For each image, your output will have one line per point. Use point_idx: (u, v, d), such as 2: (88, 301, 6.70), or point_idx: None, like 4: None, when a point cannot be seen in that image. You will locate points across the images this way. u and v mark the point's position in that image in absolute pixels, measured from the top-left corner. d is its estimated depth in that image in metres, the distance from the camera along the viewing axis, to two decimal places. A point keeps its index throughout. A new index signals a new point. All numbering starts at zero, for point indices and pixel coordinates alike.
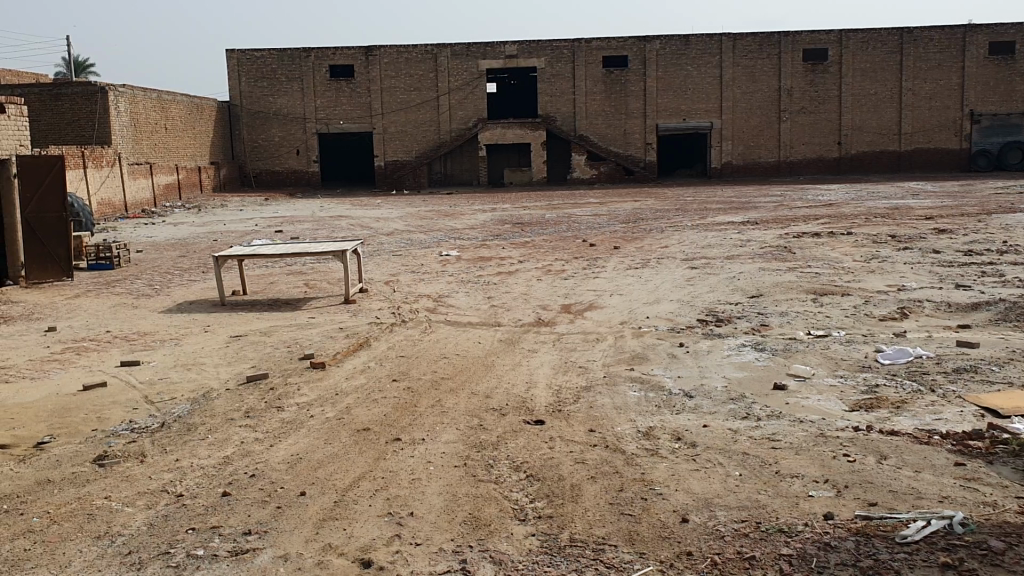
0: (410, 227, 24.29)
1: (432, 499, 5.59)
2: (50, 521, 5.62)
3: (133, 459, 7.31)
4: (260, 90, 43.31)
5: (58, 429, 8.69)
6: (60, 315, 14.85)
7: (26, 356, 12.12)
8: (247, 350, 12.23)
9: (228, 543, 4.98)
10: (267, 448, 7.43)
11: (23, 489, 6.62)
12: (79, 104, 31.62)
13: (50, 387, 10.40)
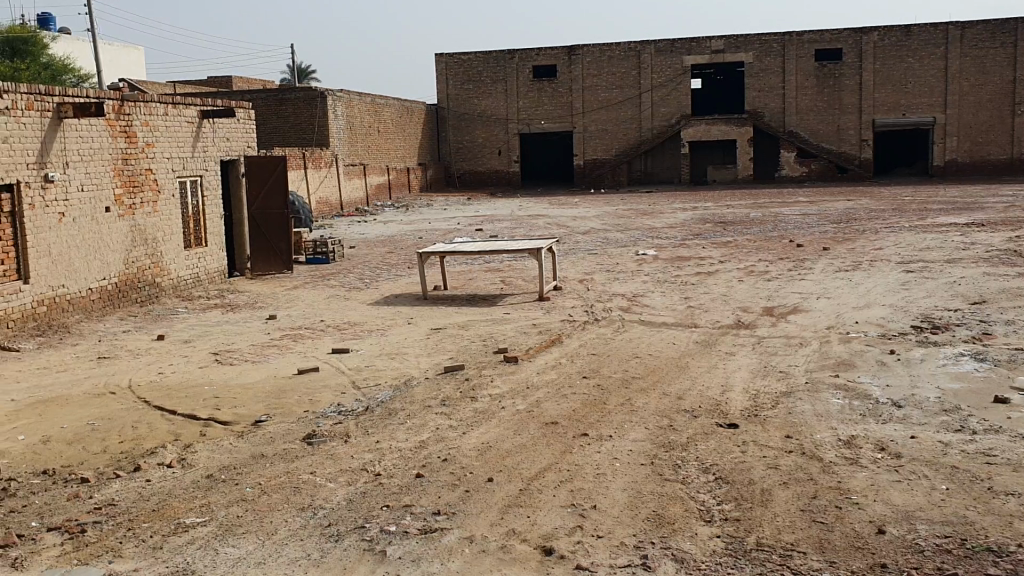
0: (609, 226, 24.30)
1: (615, 494, 5.57)
2: (262, 491, 6.07)
3: (339, 439, 7.77)
4: (466, 92, 44.77)
5: (274, 409, 9.37)
6: (279, 304, 15.97)
7: (249, 341, 13.15)
8: (446, 342, 12.67)
9: (419, 522, 5.18)
10: (460, 435, 7.68)
11: (240, 462, 7.19)
12: (301, 108, 33.86)
13: (269, 371, 11.22)
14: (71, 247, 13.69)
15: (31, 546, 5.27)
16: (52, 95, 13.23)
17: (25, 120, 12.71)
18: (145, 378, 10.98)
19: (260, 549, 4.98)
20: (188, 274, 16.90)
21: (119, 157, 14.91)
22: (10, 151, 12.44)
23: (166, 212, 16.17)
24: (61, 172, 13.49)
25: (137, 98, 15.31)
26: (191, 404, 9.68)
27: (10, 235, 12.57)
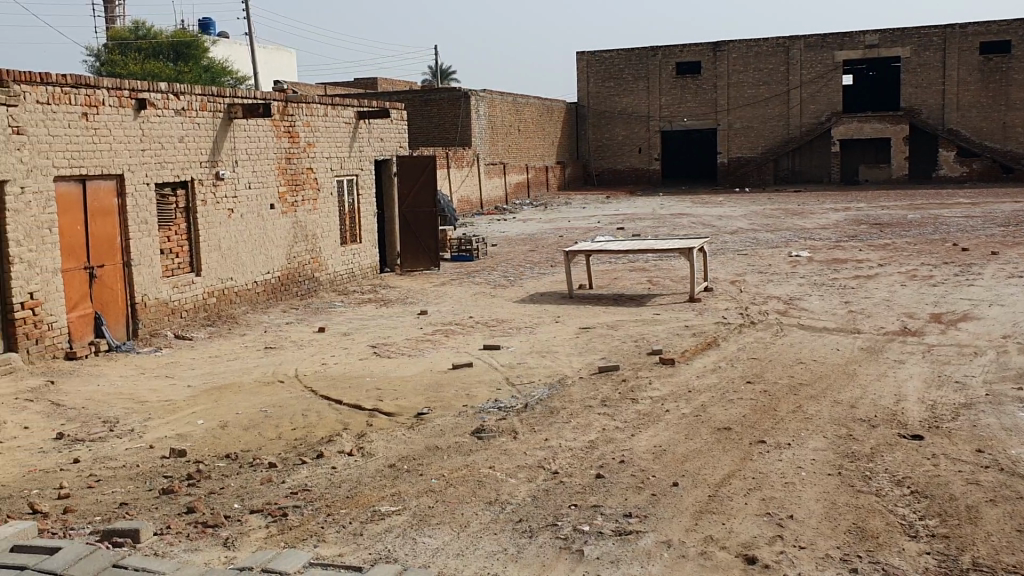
0: (757, 226, 23.73)
1: (810, 505, 5.42)
2: (447, 484, 6.20)
3: (508, 435, 7.84)
4: (607, 89, 44.67)
5: (435, 403, 9.57)
6: (429, 300, 16.31)
7: (403, 335, 13.46)
8: (597, 342, 12.63)
9: (612, 523, 5.19)
10: (629, 436, 7.63)
11: (417, 453, 7.37)
12: (445, 107, 34.54)
13: (425, 365, 11.47)
14: (238, 242, 14.33)
15: (239, 527, 5.53)
16: (224, 97, 13.84)
17: (199, 120, 13.34)
18: (309, 369, 11.36)
19: (457, 541, 5.09)
20: (344, 269, 17.46)
21: (283, 156, 15.50)
22: (186, 149, 13.08)
23: (324, 210, 16.74)
24: (230, 170, 14.11)
25: (299, 99, 15.89)
26: (355, 395, 9.97)
27: (185, 230, 13.27)
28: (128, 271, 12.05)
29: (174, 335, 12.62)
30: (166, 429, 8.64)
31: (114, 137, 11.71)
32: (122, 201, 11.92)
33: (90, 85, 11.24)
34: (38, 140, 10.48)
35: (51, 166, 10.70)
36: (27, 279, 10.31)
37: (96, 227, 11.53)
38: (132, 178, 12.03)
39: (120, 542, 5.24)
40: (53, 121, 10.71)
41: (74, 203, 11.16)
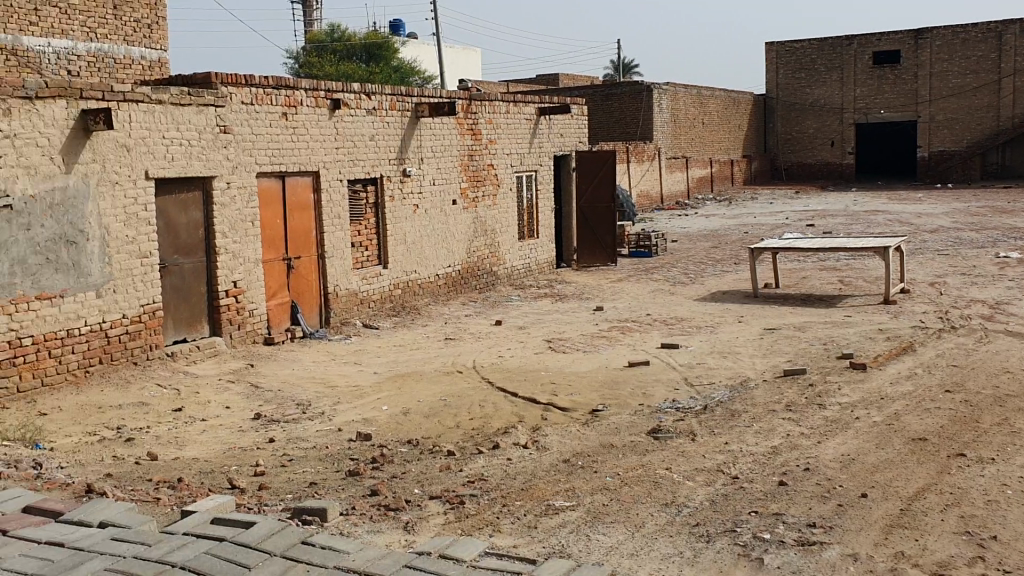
0: (962, 225, 22.17)
1: (1017, 526, 5.01)
2: (623, 482, 6.15)
3: (686, 436, 7.69)
4: (797, 81, 43.12)
5: (611, 400, 9.52)
6: (607, 296, 16.25)
7: (580, 331, 13.47)
8: (781, 344, 12.19)
9: (794, 532, 4.98)
10: (814, 443, 7.31)
11: (592, 450, 7.35)
12: (626, 102, 34.36)
13: (602, 361, 11.42)
14: (422, 237, 14.79)
15: (419, 512, 5.70)
16: (412, 96, 14.30)
17: (388, 119, 13.84)
18: (488, 361, 11.58)
19: (632, 541, 5.03)
20: (522, 264, 17.69)
21: (466, 152, 15.87)
22: (376, 147, 13.60)
23: (504, 205, 17.01)
24: (416, 167, 14.58)
25: (483, 97, 16.19)
26: (531, 388, 10.06)
27: (373, 225, 13.82)
28: (322, 263, 12.66)
29: (362, 324, 13.18)
30: (353, 414, 9.03)
31: (311, 135, 12.31)
32: (317, 197, 12.55)
33: (290, 86, 11.83)
34: (243, 138, 11.13)
35: (254, 163, 11.33)
36: (231, 269, 10.96)
37: (294, 221, 12.20)
38: (327, 175, 12.62)
39: (309, 520, 5.48)
40: (257, 120, 11.36)
41: (275, 198, 11.86)
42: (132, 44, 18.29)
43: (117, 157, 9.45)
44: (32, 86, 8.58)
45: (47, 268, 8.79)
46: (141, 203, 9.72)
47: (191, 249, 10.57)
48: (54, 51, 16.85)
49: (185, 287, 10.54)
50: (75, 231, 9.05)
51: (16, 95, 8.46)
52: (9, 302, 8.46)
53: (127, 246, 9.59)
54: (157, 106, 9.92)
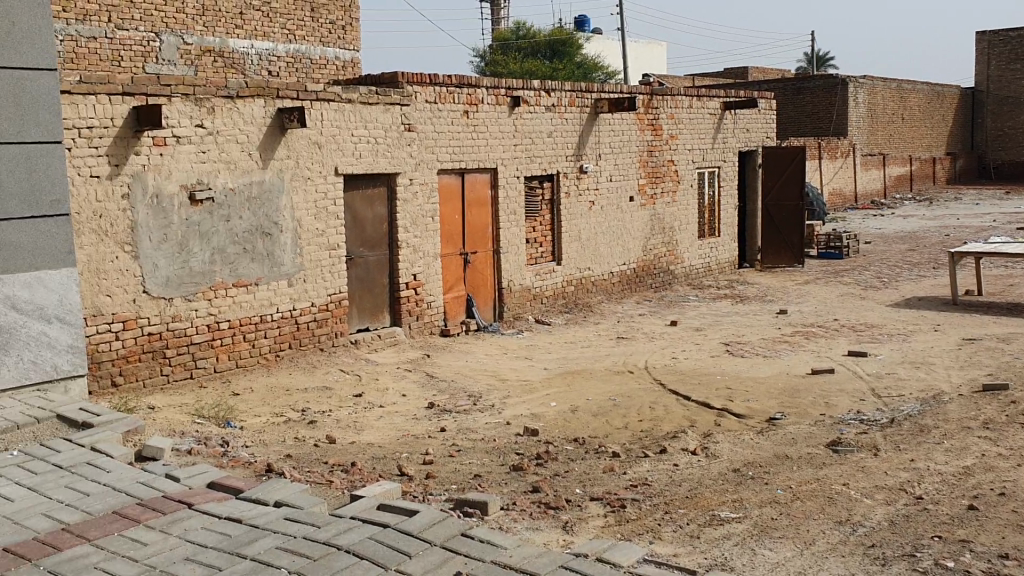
0: None
1: None
2: (794, 496, 5.86)
3: (868, 451, 7.25)
4: (1012, 72, 39.93)
5: (790, 408, 9.12)
6: (790, 299, 15.63)
7: (760, 334, 13.01)
8: (982, 356, 11.30)
9: (982, 563, 4.59)
10: (1014, 466, 6.71)
11: (764, 460, 7.06)
12: (819, 97, 32.94)
13: (783, 367, 10.98)
14: (599, 234, 14.73)
15: (579, 513, 5.64)
16: (592, 92, 14.25)
17: (567, 115, 13.84)
18: (661, 362, 11.38)
19: (800, 558, 4.78)
20: (701, 263, 17.30)
21: (646, 149, 15.66)
22: (554, 144, 13.64)
23: (684, 203, 16.67)
24: (595, 164, 14.51)
25: (666, 92, 15.90)
26: (704, 392, 9.81)
27: (549, 221, 13.87)
28: (498, 258, 12.83)
29: (535, 319, 13.28)
30: (522, 409, 9.09)
31: (490, 133, 12.46)
32: (494, 193, 12.72)
33: (472, 85, 12.01)
34: (426, 136, 11.41)
35: (436, 160, 11.59)
36: (412, 262, 11.27)
37: (472, 216, 12.43)
38: (505, 171, 12.76)
39: (470, 512, 5.47)
40: (439, 119, 11.61)
41: (454, 194, 12.11)
42: (327, 45, 19.22)
43: (308, 154, 9.88)
44: (234, 86, 9.08)
45: (244, 257, 9.33)
46: (330, 198, 10.15)
47: (374, 242, 10.95)
48: (257, 52, 17.96)
49: (368, 278, 10.93)
50: (270, 223, 9.55)
51: (220, 95, 8.98)
52: (209, 288, 9.05)
53: (315, 238, 10.04)
54: (346, 105, 10.29)
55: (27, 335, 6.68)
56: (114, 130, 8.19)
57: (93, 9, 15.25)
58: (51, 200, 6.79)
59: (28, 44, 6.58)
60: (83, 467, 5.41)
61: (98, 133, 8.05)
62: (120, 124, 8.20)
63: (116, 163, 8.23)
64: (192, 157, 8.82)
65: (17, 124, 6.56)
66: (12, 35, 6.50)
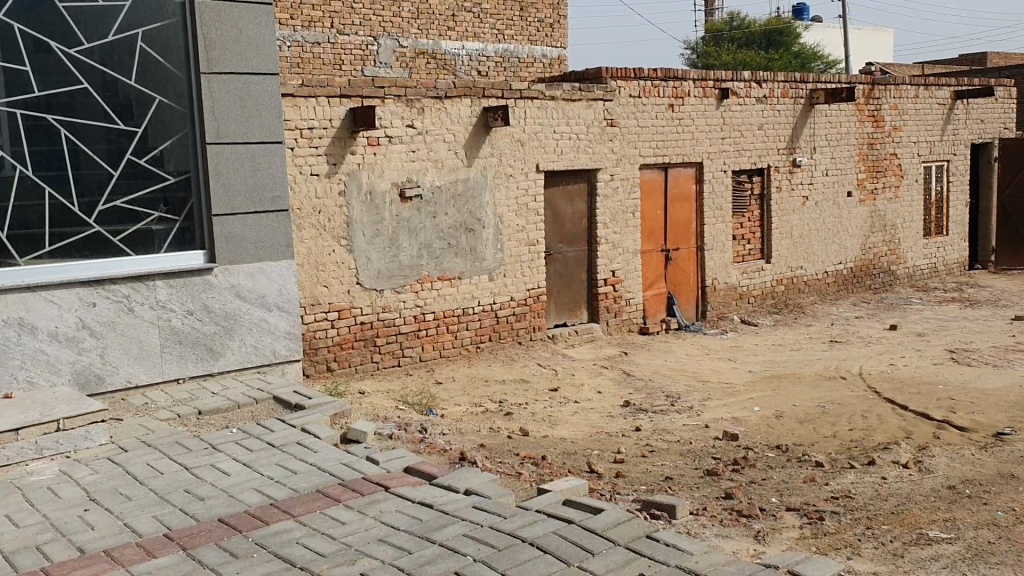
0: None
1: None
2: (1016, 520, 5.36)
3: None
4: None
5: (1021, 423, 8.34)
6: None
7: (991, 342, 11.99)
8: None
9: None
10: None
11: (986, 478, 6.49)
12: None
13: (1015, 378, 10.06)
14: (811, 231, 14.08)
15: (772, 522, 5.40)
16: (807, 82, 13.62)
17: (779, 107, 13.31)
18: (875, 368, 10.73)
19: None
20: (926, 263, 16.17)
21: (866, 141, 14.79)
22: (764, 137, 13.16)
23: (907, 199, 15.62)
24: (808, 157, 13.87)
25: (889, 81, 14.95)
26: (922, 401, 9.16)
27: (758, 217, 13.40)
28: (702, 255, 12.52)
29: (740, 319, 12.91)
30: (722, 411, 8.84)
31: (697, 126, 12.18)
32: (699, 188, 12.41)
33: (678, 77, 11.78)
34: (629, 131, 11.30)
35: (639, 155, 11.47)
36: (611, 258, 11.24)
37: (675, 212, 12.19)
38: (711, 166, 12.43)
39: (657, 515, 5.33)
40: (643, 113, 11.46)
41: (657, 189, 11.93)
42: (535, 43, 19.54)
43: (512, 151, 10.04)
44: (442, 86, 9.34)
45: (449, 251, 9.62)
46: (532, 194, 10.29)
47: (575, 237, 10.99)
48: (468, 53, 18.53)
49: (568, 274, 10.99)
50: (474, 219, 9.79)
51: (429, 95, 9.27)
52: (416, 282, 9.40)
53: (517, 234, 10.20)
54: (550, 102, 10.36)
55: (248, 321, 7.21)
56: (333, 130, 8.61)
57: (318, 15, 16.27)
58: (271, 197, 7.31)
59: (254, 50, 7.09)
60: (293, 447, 5.76)
61: (318, 134, 8.49)
62: (338, 125, 8.63)
63: (334, 162, 8.65)
64: (403, 156, 9.17)
65: (243, 125, 7.09)
66: (240, 43, 7.03)
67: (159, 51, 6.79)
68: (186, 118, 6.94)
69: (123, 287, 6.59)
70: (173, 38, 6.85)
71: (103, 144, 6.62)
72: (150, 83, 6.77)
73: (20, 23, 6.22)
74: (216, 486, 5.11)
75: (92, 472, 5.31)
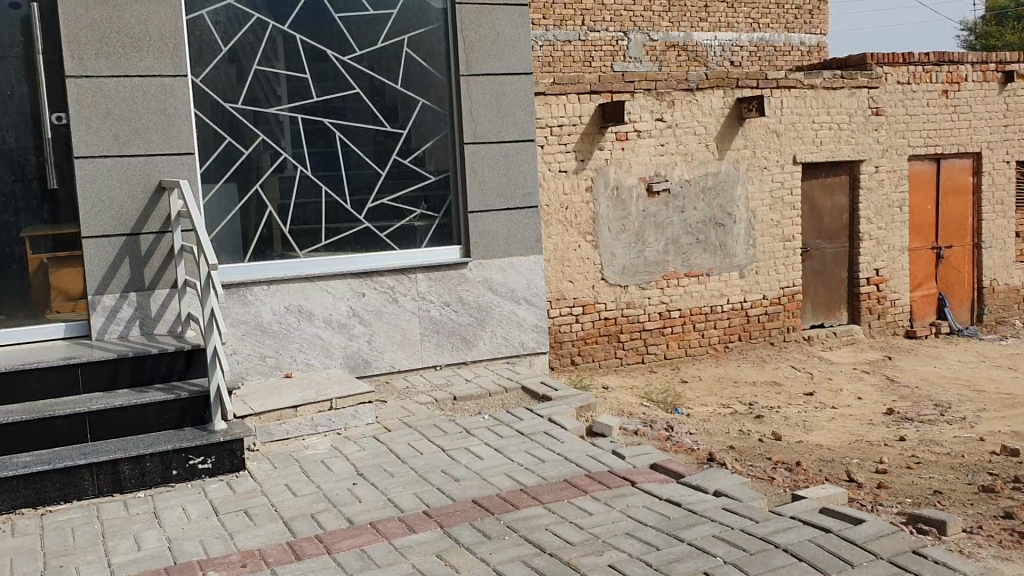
0: None
1: None
2: None
3: None
4: None
5: None
6: None
7: None
8: None
9: None
10: None
11: None
12: None
13: None
14: None
15: None
16: None
17: None
18: None
19: None
20: None
21: None
22: None
23: None
24: None
25: None
26: None
27: None
28: (979, 253, 11.49)
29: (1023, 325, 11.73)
30: (1001, 425, 8.05)
31: (975, 113, 11.19)
32: (977, 180, 11.39)
33: (954, 61, 10.88)
34: (897, 120, 10.57)
35: (907, 145, 10.70)
36: (875, 256, 10.57)
37: (949, 206, 11.24)
38: (991, 156, 11.38)
39: (925, 530, 4.92)
40: (913, 100, 10.67)
41: (929, 181, 11.05)
42: (792, 31, 18.84)
43: (766, 143, 9.69)
44: (694, 79, 9.18)
45: (698, 247, 9.41)
46: (787, 187, 9.87)
47: (834, 233, 10.43)
48: (720, 44, 18.16)
49: (825, 272, 10.44)
50: (724, 214, 9.52)
51: (681, 88, 9.14)
52: (663, 277, 9.27)
53: (770, 230, 9.81)
54: (808, 91, 9.89)
55: (500, 313, 7.46)
56: (582, 127, 8.71)
57: (570, 14, 16.51)
58: (524, 193, 7.50)
59: (510, 50, 7.32)
60: (542, 436, 5.87)
61: (568, 130, 8.61)
62: (587, 121, 8.71)
63: (582, 158, 8.74)
64: (652, 151, 9.10)
65: (498, 125, 7.34)
66: (498, 44, 7.28)
67: (422, 55, 7.17)
68: (446, 119, 7.29)
69: (388, 279, 7.04)
70: (436, 42, 7.20)
71: (371, 145, 7.08)
72: (414, 86, 7.17)
73: (302, 34, 6.78)
74: (471, 469, 5.32)
75: (359, 449, 5.69)
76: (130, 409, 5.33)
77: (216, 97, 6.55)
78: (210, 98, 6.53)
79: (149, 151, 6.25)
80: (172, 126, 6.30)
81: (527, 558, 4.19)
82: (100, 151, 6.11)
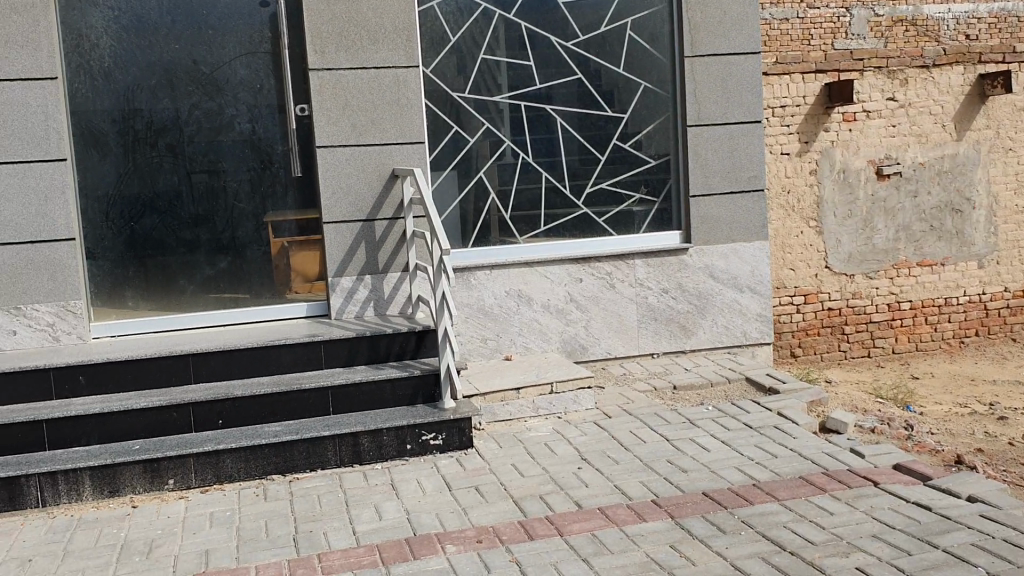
0: None
1: None
2: None
3: None
4: None
5: None
6: None
7: None
8: None
9: None
10: None
11: None
12: None
13: None
14: None
15: None
16: None
17: None
18: None
19: None
20: None
21: None
22: None
23: None
24: None
25: None
26: None
27: None
28: None
29: None
30: None
31: None
32: None
33: None
34: None
35: None
36: None
37: None
38: None
39: None
40: None
41: None
42: None
43: (1012, 122, 8.91)
44: (931, 55, 8.59)
45: (932, 235, 8.77)
46: None
47: None
48: None
49: None
50: (963, 199, 8.83)
51: (915, 65, 8.57)
52: (892, 266, 8.71)
53: (1015, 216, 9.03)
54: None
55: (720, 302, 7.27)
56: (806, 108, 8.34)
57: None
58: (749, 176, 7.23)
59: (737, 30, 7.08)
60: (771, 430, 5.67)
61: (791, 111, 8.27)
62: (812, 101, 8.33)
63: (806, 140, 8.36)
64: (883, 132, 8.57)
65: (723, 106, 7.12)
66: (724, 24, 7.06)
67: (645, 38, 7.08)
68: (668, 103, 7.16)
69: (607, 265, 7.01)
70: (660, 25, 7.08)
71: (592, 130, 7.06)
72: (636, 70, 7.09)
73: (527, 22, 6.84)
74: (698, 460, 5.21)
75: (582, 434, 5.70)
76: (367, 386, 5.58)
77: (445, 87, 6.74)
78: (439, 87, 6.72)
79: (383, 139, 6.50)
80: (404, 115, 6.53)
81: (768, 555, 4.05)
82: (339, 140, 6.42)
